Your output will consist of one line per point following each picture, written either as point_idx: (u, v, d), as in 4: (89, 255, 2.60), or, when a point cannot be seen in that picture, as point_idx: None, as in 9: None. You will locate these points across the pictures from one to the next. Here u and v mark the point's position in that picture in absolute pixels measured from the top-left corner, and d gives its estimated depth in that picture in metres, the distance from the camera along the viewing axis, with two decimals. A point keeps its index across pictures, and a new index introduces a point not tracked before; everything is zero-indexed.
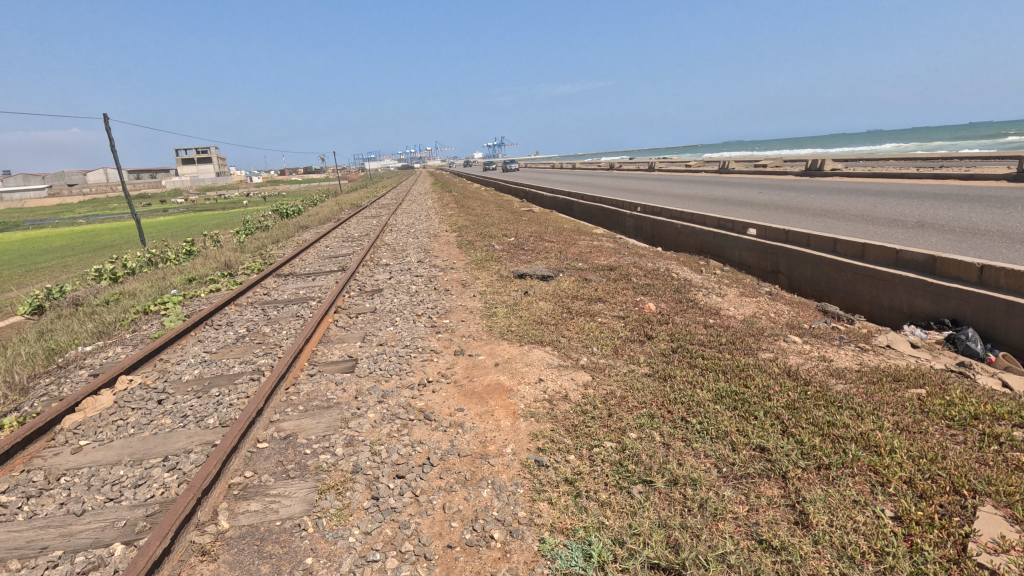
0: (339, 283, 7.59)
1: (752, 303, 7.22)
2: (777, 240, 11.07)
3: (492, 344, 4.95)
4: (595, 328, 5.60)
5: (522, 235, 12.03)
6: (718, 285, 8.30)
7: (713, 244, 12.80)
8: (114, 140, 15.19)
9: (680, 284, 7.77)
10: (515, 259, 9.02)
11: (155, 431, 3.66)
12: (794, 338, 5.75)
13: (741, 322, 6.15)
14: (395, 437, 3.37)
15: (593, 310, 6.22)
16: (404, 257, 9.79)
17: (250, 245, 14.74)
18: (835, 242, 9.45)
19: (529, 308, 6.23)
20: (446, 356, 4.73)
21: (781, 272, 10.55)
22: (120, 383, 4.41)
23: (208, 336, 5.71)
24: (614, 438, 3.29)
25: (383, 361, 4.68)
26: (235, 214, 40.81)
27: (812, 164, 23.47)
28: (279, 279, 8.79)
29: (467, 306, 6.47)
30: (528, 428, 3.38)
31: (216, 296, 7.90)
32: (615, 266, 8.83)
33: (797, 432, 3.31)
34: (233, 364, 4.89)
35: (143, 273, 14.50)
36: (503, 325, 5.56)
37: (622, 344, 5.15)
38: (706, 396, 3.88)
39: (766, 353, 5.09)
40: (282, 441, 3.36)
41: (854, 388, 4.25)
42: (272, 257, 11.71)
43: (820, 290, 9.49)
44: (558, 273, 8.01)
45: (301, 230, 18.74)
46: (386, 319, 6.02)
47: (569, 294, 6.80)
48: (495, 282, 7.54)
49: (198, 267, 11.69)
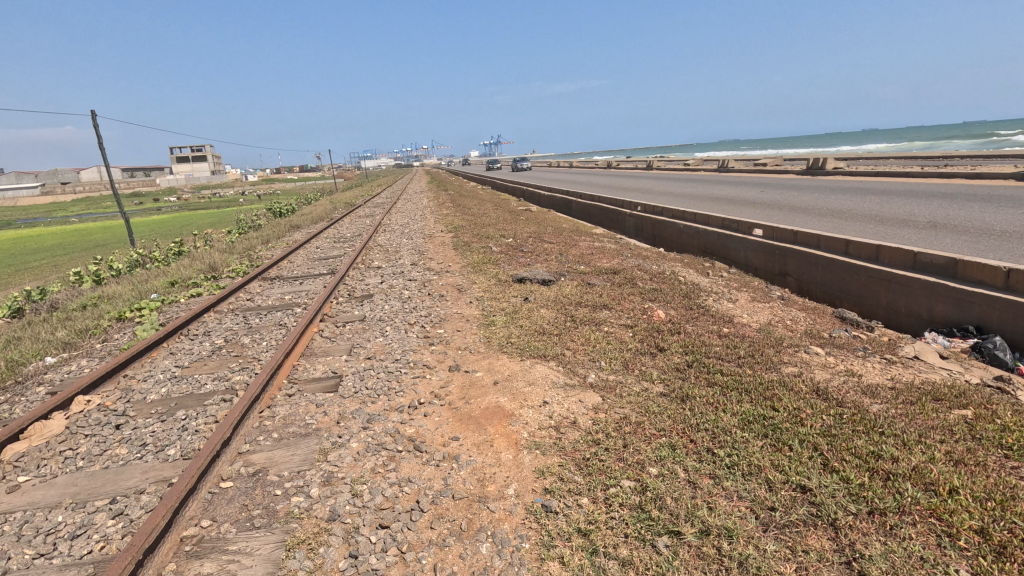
0: (327, 288, 7.14)
1: (766, 309, 6.79)
2: (785, 240, 10.66)
3: (491, 359, 4.52)
4: (602, 340, 5.16)
5: (520, 236, 11.57)
6: (727, 289, 7.88)
7: (717, 245, 12.39)
8: (98, 138, 14.67)
9: (688, 289, 7.33)
10: (513, 261, 8.57)
11: (108, 464, 3.23)
12: (815, 348, 5.33)
13: (757, 332, 5.72)
14: (380, 474, 2.93)
15: (598, 319, 5.79)
16: (397, 260, 9.35)
17: (239, 246, 14.24)
18: (847, 244, 9.05)
19: (530, 316, 5.79)
20: (439, 373, 4.29)
21: (790, 274, 10.15)
22: (76, 404, 3.97)
23: (182, 348, 5.25)
24: (633, 476, 2.85)
25: (370, 378, 4.24)
26: (228, 213, 40.19)
27: (813, 164, 23.10)
28: (264, 283, 8.31)
29: (462, 313, 6.03)
30: (533, 463, 2.95)
31: (197, 302, 7.44)
32: (619, 268, 8.41)
33: (842, 468, 2.88)
34: (205, 381, 4.44)
35: (127, 275, 13.99)
36: (501, 336, 5.12)
37: (633, 358, 4.71)
38: (732, 421, 3.45)
39: (789, 367, 4.67)
40: (248, 480, 2.91)
41: (893, 410, 3.82)
42: (260, 259, 11.21)
43: (832, 294, 9.09)
44: (560, 277, 7.58)
45: (292, 230, 18.21)
46: (375, 329, 5.57)
47: (572, 300, 6.37)
48: (493, 287, 7.10)
49: (183, 269, 11.19)
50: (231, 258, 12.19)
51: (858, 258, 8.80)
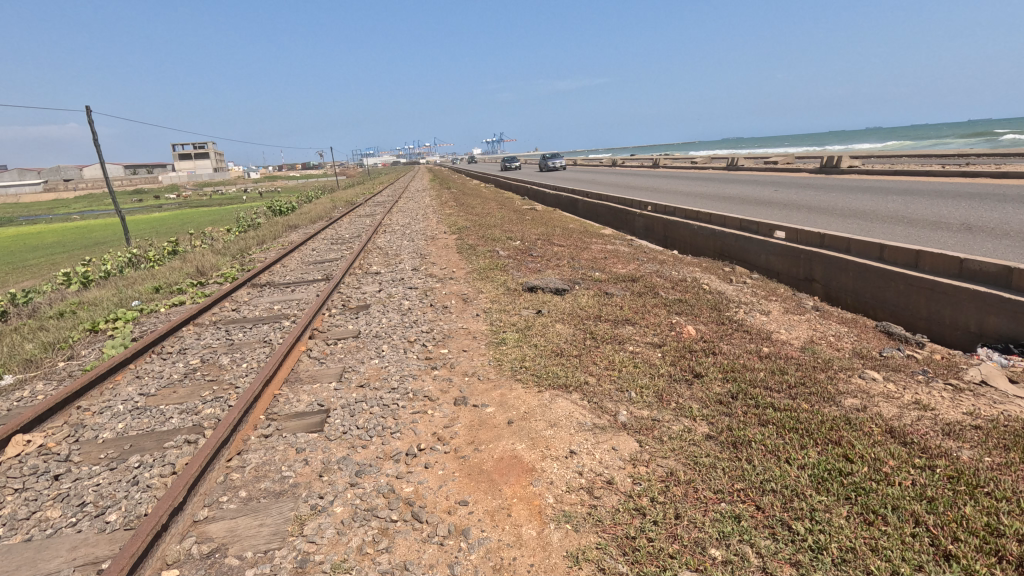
0: (320, 298, 6.51)
1: (804, 324, 6.14)
2: (810, 244, 10.00)
3: (503, 389, 3.88)
4: (629, 363, 4.52)
5: (528, 239, 10.91)
6: (756, 299, 7.24)
7: (735, 248, 11.74)
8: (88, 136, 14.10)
9: (716, 299, 6.68)
10: (522, 267, 7.92)
11: (32, 534, 2.60)
12: (870, 372, 4.70)
13: (801, 353, 5.08)
14: (368, 556, 2.31)
15: (622, 336, 5.14)
16: (397, 264, 8.73)
17: (233, 247, 13.63)
18: (882, 248, 8.41)
19: (544, 333, 5.14)
20: (442, 408, 3.66)
21: (817, 280, 9.49)
22: (11, 446, 3.33)
23: (151, 370, 4.62)
24: (693, 564, 2.22)
25: (362, 415, 3.61)
26: (227, 211, 39.57)
27: (827, 162, 22.39)
28: (253, 290, 7.65)
29: (468, 328, 5.40)
30: (563, 544, 2.32)
31: (178, 311, 6.81)
32: (637, 275, 7.77)
33: (962, 556, 2.23)
34: (169, 414, 3.81)
35: (117, 277, 13.38)
36: (514, 359, 4.48)
37: (667, 388, 4.07)
38: (804, 479, 2.80)
39: (848, 398, 4.03)
40: (200, 566, 2.29)
41: (989, 457, 3.17)
42: (251, 263, 10.57)
43: (865, 304, 8.45)
44: (574, 286, 6.94)
45: (290, 230, 17.58)
46: (371, 348, 4.93)
47: (590, 314, 5.73)
48: (502, 297, 6.46)
49: (171, 273, 10.54)
50: (222, 260, 11.54)
51: (894, 263, 8.16)
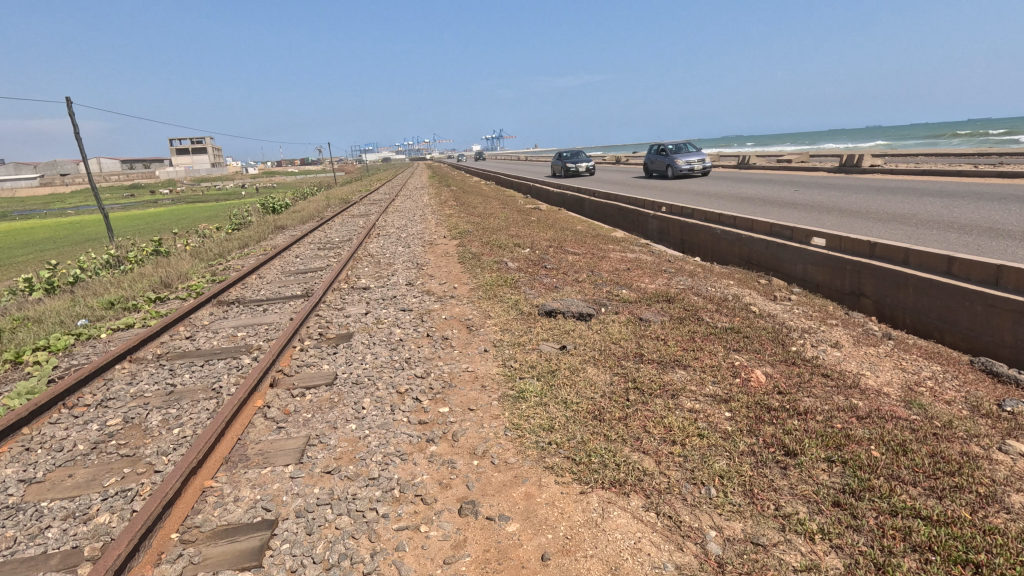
0: (291, 326, 5.35)
1: (887, 362, 4.98)
2: (856, 253, 8.86)
3: (529, 487, 2.72)
4: (694, 434, 3.37)
5: (539, 245, 9.73)
6: (815, 324, 6.08)
7: (766, 256, 10.60)
8: (76, 128, 13.27)
9: (773, 328, 5.50)
10: (536, 284, 6.72)
11: None
12: (1010, 440, 3.53)
13: (907, 409, 3.92)
14: None
15: (674, 386, 3.99)
16: (389, 276, 7.61)
17: (214, 250, 12.45)
18: (950, 262, 7.26)
19: (574, 381, 3.98)
20: (442, 522, 2.49)
21: (866, 295, 8.34)
22: None
23: (49, 439, 3.43)
24: None
25: (324, 536, 2.44)
26: (220, 208, 38.50)
27: (847, 160, 21.28)
28: (218, 310, 6.46)
29: (475, 371, 4.24)
30: None
31: (124, 336, 5.65)
32: (670, 293, 6.62)
33: None
34: (46, 521, 2.65)
35: (85, 282, 12.21)
36: (539, 428, 3.32)
37: (758, 480, 2.91)
38: None
39: (1012, 492, 2.87)
40: None
41: None
42: (227, 271, 9.42)
43: (929, 325, 7.30)
44: (600, 309, 5.78)
45: (279, 233, 16.19)
46: (348, 404, 3.76)
47: (629, 351, 4.57)
48: (515, 323, 5.32)
49: (133, 283, 9.22)
50: (195, 268, 10.19)
51: (967, 279, 7.02)
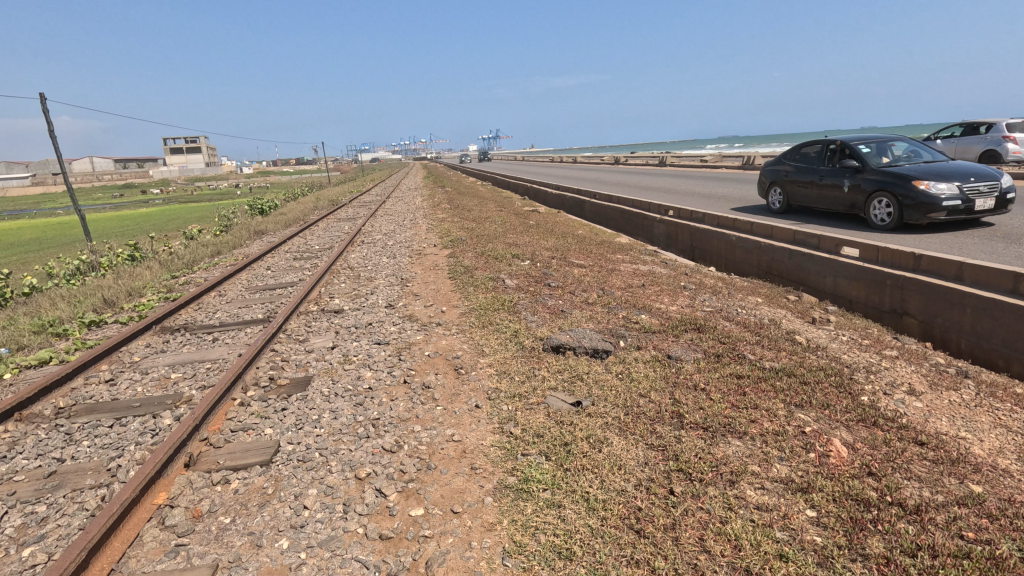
0: (232, 368, 4.25)
1: (982, 416, 3.95)
2: (896, 265, 7.84)
3: None
4: (775, 558, 2.32)
5: (540, 256, 8.70)
6: (874, 360, 5.05)
7: (790, 267, 9.57)
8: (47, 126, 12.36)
9: (834, 368, 4.45)
10: (538, 307, 5.67)
11: None
12: None
13: None
14: None
15: (732, 468, 2.93)
16: (367, 295, 6.58)
17: (185, 257, 11.37)
18: (1017, 279, 6.19)
19: (596, 463, 2.92)
20: None
21: (913, 315, 7.29)
22: None
23: None
24: None
25: None
26: (210, 207, 37.46)
27: None
28: (158, 341, 5.38)
29: (462, 442, 3.19)
30: None
31: (30, 378, 4.57)
32: (696, 318, 5.59)
33: None
34: None
35: (42, 292, 11.12)
36: (550, 553, 2.28)
37: None
38: None
39: None
40: None
41: None
42: (190, 285, 8.38)
43: (992, 352, 6.27)
44: (618, 344, 4.72)
45: (260, 238, 15.11)
46: (285, 498, 2.71)
47: (664, 412, 3.49)
48: (513, 363, 4.29)
49: (81, 299, 8.14)
50: (156, 279, 9.14)
51: None
